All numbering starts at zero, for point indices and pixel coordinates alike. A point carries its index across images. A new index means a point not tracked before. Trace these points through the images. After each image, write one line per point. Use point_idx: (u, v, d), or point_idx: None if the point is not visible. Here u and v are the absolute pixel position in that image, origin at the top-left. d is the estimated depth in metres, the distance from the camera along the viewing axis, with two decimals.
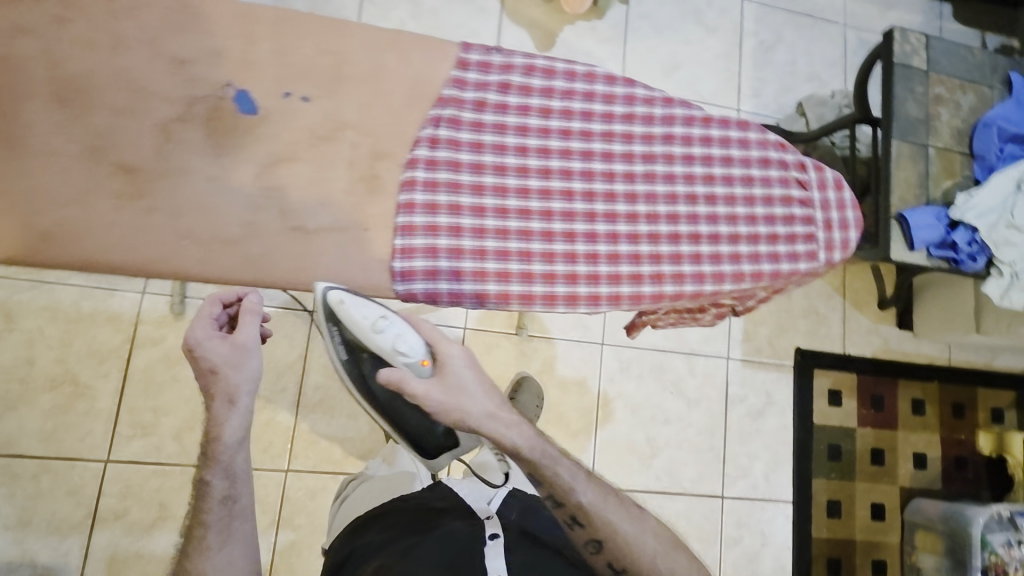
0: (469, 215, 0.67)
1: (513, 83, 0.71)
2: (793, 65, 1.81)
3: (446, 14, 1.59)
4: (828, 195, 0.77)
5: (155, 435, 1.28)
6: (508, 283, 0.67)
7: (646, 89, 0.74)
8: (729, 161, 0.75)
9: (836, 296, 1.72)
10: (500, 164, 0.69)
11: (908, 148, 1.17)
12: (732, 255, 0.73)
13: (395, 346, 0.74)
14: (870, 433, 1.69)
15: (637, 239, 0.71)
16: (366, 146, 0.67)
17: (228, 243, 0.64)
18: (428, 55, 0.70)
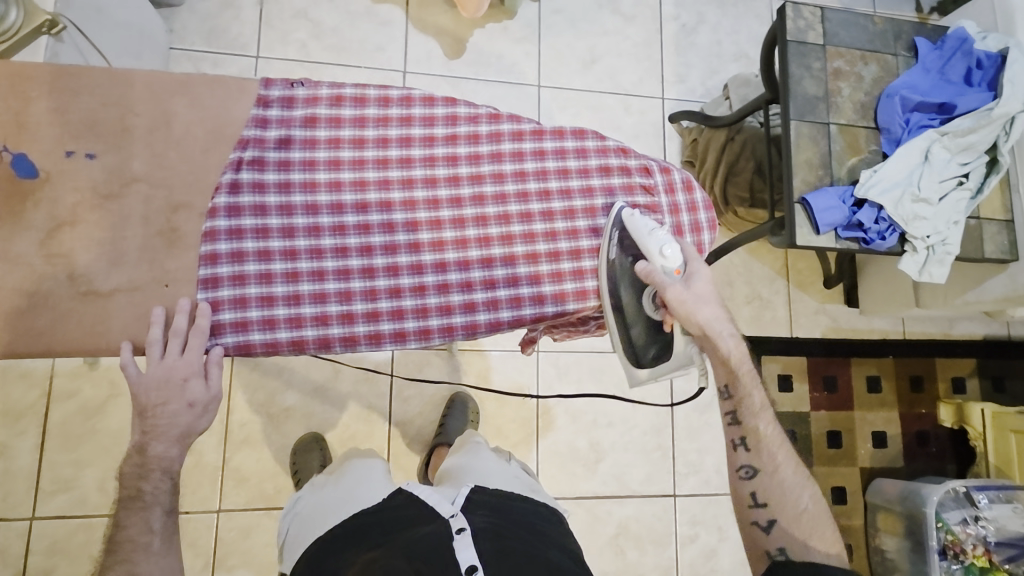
0: (281, 259, 0.67)
1: (320, 117, 0.69)
2: (717, 45, 1.76)
3: (349, 31, 1.56)
4: (676, 198, 0.77)
5: (78, 489, 1.27)
6: (326, 328, 0.67)
7: (469, 107, 0.74)
8: (566, 174, 0.74)
9: (779, 279, 1.68)
10: (310, 204, 0.68)
11: (808, 128, 1.15)
12: (574, 272, 0.73)
13: (659, 251, 0.72)
14: (825, 416, 1.65)
15: (468, 266, 0.71)
16: (159, 199, 0.66)
17: (16, 314, 0.63)
18: (226, 95, 0.68)
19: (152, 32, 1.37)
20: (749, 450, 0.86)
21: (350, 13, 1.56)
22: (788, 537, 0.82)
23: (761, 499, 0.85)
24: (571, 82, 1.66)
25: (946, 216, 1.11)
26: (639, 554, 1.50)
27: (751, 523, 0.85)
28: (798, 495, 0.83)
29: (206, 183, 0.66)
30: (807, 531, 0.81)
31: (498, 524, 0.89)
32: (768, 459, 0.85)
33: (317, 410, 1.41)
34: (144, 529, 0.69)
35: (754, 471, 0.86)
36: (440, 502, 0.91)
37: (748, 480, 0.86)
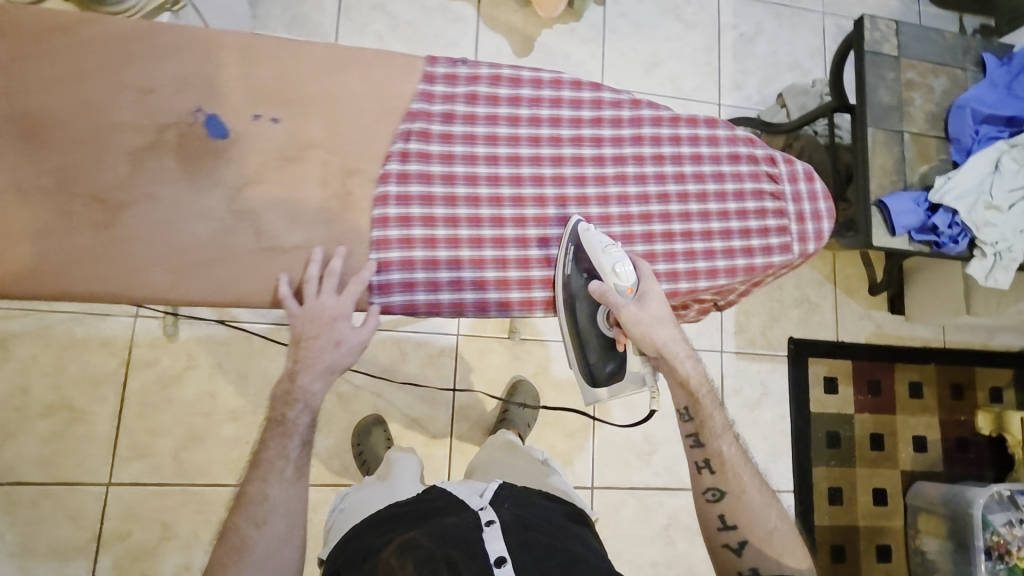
0: (443, 225, 0.71)
1: (480, 95, 0.73)
2: (774, 55, 1.81)
3: (423, 25, 1.60)
4: (799, 187, 0.78)
5: (153, 457, 1.28)
6: (484, 292, 0.71)
7: (613, 92, 0.76)
8: (699, 159, 0.77)
9: (827, 284, 1.73)
10: (471, 175, 0.72)
11: (883, 134, 1.19)
12: (705, 252, 0.76)
13: (612, 270, 0.71)
14: (869, 418, 1.69)
15: (612, 241, 0.75)
16: (337, 163, 0.69)
17: (204, 266, 0.67)
18: (394, 70, 0.72)
19: (241, 17, 1.40)
20: (714, 473, 0.90)
21: (426, 9, 1.61)
22: (760, 557, 0.86)
23: (731, 521, 0.89)
24: (634, 84, 1.71)
25: (1013, 223, 1.14)
26: (689, 545, 1.53)
27: (723, 546, 0.89)
28: (764, 513, 0.88)
29: (377, 151, 0.70)
30: (778, 550, 0.86)
31: (523, 516, 0.95)
32: (734, 482, 0.89)
33: (384, 391, 1.44)
34: (282, 458, 0.75)
35: (722, 493, 0.89)
36: (470, 495, 0.99)
37: (714, 503, 0.90)
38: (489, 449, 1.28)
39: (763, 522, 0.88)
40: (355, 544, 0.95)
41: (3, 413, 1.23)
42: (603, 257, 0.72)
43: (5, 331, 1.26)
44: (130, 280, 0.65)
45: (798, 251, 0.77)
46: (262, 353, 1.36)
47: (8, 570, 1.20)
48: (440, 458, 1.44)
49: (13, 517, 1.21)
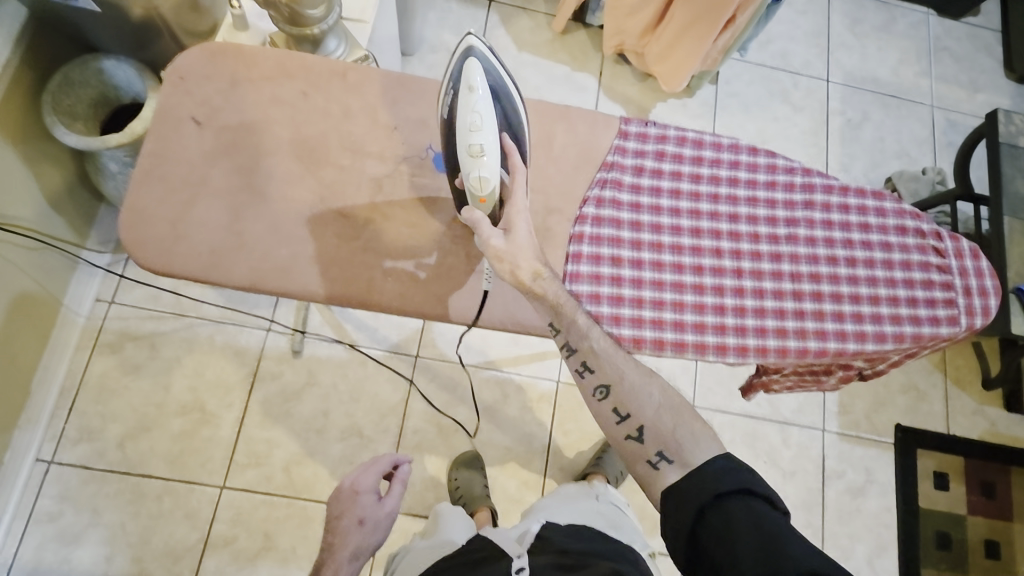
0: (629, 266, 0.80)
1: (667, 153, 0.84)
2: (880, 141, 1.85)
3: (547, 91, 1.76)
4: (966, 263, 0.81)
5: (267, 465, 1.35)
6: (662, 331, 0.77)
7: (786, 160, 0.85)
8: (867, 228, 0.82)
9: (937, 372, 1.67)
10: (656, 223, 0.81)
11: (1021, 224, 1.19)
12: (873, 315, 0.79)
13: (470, 126, 0.72)
14: (982, 522, 1.58)
15: (782, 296, 0.80)
16: (540, 203, 0.81)
17: (426, 280, 0.79)
18: (594, 127, 0.85)
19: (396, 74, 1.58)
20: (595, 374, 0.74)
21: (551, 77, 1.77)
22: (661, 441, 0.70)
23: (625, 414, 0.72)
24: None
25: None
26: None
27: (624, 440, 0.72)
28: (648, 395, 0.73)
29: (577, 195, 0.82)
30: (677, 426, 0.71)
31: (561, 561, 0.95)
32: (613, 374, 0.74)
33: (484, 429, 1.47)
34: None
35: (608, 390, 0.73)
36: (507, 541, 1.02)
37: (602, 402, 0.74)
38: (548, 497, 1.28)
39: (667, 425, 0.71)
40: None
41: (144, 407, 1.34)
42: (468, 102, 0.73)
43: (159, 331, 1.39)
44: (370, 286, 0.78)
45: (966, 325, 0.78)
46: (378, 378, 1.44)
47: (123, 560, 1.26)
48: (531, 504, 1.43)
49: (137, 508, 1.29)
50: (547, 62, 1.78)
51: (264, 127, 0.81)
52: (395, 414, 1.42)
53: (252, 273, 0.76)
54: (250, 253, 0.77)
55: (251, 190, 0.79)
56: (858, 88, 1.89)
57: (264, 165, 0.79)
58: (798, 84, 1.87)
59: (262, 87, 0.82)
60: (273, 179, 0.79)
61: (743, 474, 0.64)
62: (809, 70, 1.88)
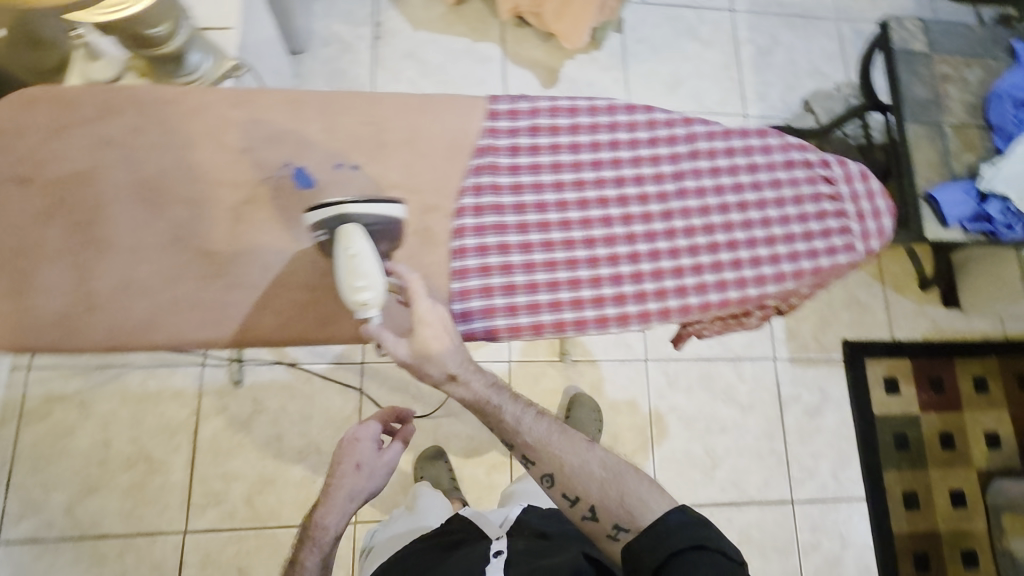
0: (517, 252, 0.75)
1: (542, 127, 0.79)
2: (793, 64, 1.84)
3: (451, 69, 1.70)
4: (855, 187, 0.80)
5: (228, 502, 1.32)
6: (560, 313, 0.74)
7: (664, 113, 0.81)
8: (754, 168, 0.80)
9: (876, 283, 1.71)
10: (539, 202, 0.77)
11: (924, 129, 1.20)
12: (770, 257, 0.76)
13: (357, 287, 0.66)
14: (935, 417, 1.64)
15: (678, 253, 0.76)
16: (415, 203, 0.75)
17: (301, 307, 0.76)
18: (459, 111, 0.78)
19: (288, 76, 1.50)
20: (537, 464, 0.80)
21: (452, 53, 1.71)
22: (611, 514, 0.77)
23: (574, 496, 0.79)
24: (660, 104, 1.75)
25: None
26: (763, 562, 1.49)
27: (581, 518, 0.79)
28: (591, 472, 0.79)
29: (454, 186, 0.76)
30: (623, 495, 0.78)
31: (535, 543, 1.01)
32: (552, 460, 0.79)
33: (443, 422, 1.45)
34: None
35: (552, 476, 0.79)
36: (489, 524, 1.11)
37: (552, 486, 0.80)
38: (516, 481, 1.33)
39: (609, 494, 0.78)
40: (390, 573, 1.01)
41: (87, 468, 1.29)
42: (353, 263, 0.66)
43: (87, 388, 1.33)
44: (244, 324, 0.75)
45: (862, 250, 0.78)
46: (325, 393, 1.41)
47: None
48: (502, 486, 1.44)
49: (101, 570, 1.26)
50: (446, 38, 1.71)
51: (106, 172, 0.76)
52: (349, 426, 1.40)
53: (111, 331, 0.73)
54: (106, 311, 0.73)
55: (95, 244, 0.74)
56: (763, 13, 1.87)
57: (108, 214, 0.75)
58: (704, 19, 1.84)
59: (100, 126, 0.76)
60: (119, 229, 0.75)
61: (692, 532, 0.73)
62: (713, 3, 1.85)
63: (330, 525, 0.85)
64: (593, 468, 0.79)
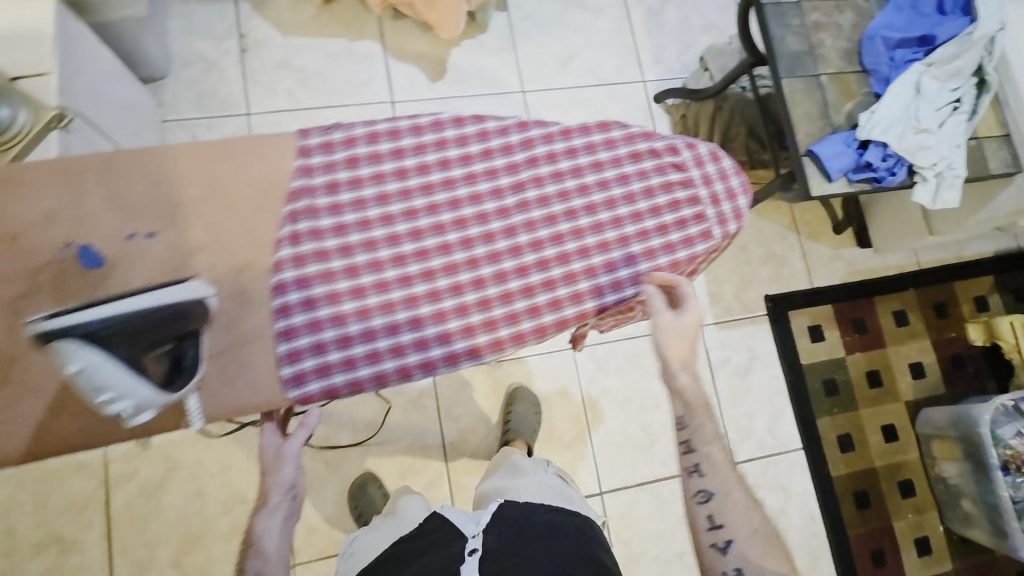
0: (349, 299, 0.66)
1: (361, 155, 0.69)
2: (685, 21, 1.79)
3: (331, 73, 1.57)
4: (708, 169, 0.76)
5: (155, 568, 1.27)
6: (403, 358, 0.67)
7: (497, 119, 0.73)
8: (599, 166, 0.74)
9: (791, 234, 1.71)
10: (367, 240, 0.67)
11: (801, 82, 1.17)
12: (625, 259, 0.72)
13: (99, 402, 0.55)
14: (860, 357, 1.68)
15: (527, 271, 0.70)
16: (224, 264, 0.64)
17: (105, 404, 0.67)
18: (264, 153, 0.68)
19: (146, 109, 1.38)
20: (703, 477, 0.85)
21: (330, 55, 1.58)
22: (743, 551, 0.83)
23: (718, 521, 0.84)
24: (555, 82, 1.69)
25: (948, 141, 1.13)
26: None
27: (709, 544, 0.84)
28: (740, 512, 0.84)
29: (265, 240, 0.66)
30: (760, 549, 0.82)
31: (517, 530, 0.96)
32: (722, 482, 0.85)
33: (372, 446, 1.41)
34: None
35: (709, 494, 0.85)
36: (466, 523, 1.00)
37: (703, 504, 0.85)
38: (495, 474, 1.26)
39: (739, 511, 0.84)
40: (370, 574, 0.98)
41: None
42: (77, 383, 0.53)
43: None
44: (43, 431, 0.66)
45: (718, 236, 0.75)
46: (241, 439, 1.34)
47: None
48: (443, 499, 1.42)
49: None
50: (321, 40, 1.58)
51: None
52: None
53: None
54: None
55: None
56: None
57: None
58: None
59: None
60: None
61: None
62: None
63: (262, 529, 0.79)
64: (736, 482, 0.85)
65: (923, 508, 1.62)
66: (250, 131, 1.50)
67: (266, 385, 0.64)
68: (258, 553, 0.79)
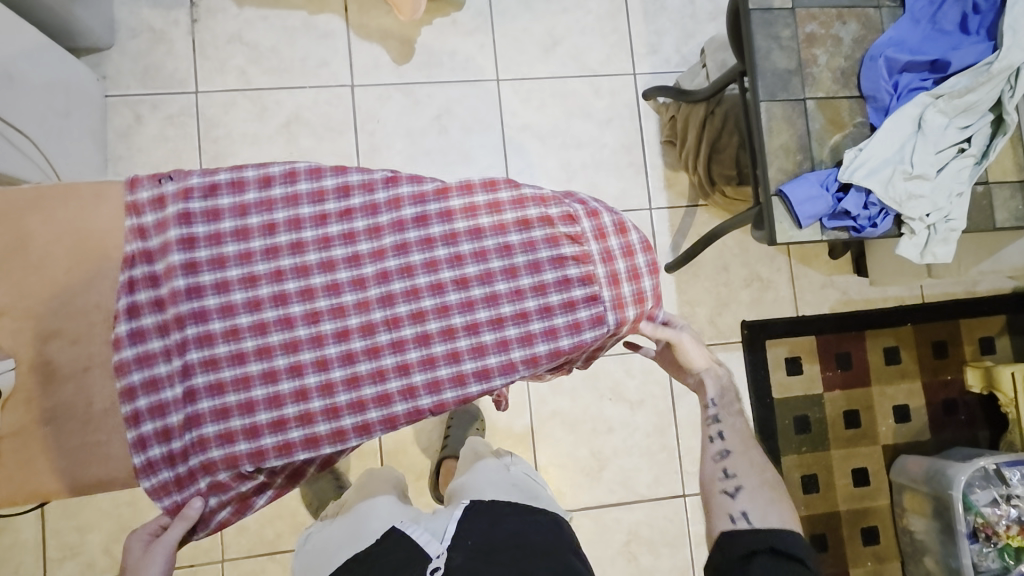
0: (177, 377, 0.68)
1: (196, 212, 0.69)
2: (690, 5, 1.60)
3: (288, 50, 1.45)
4: (608, 243, 0.73)
5: (85, 553, 1.30)
6: (231, 446, 0.67)
7: (361, 174, 0.73)
8: (478, 233, 0.72)
9: (780, 256, 1.57)
10: (198, 311, 0.68)
11: (781, 107, 1.01)
12: (495, 343, 0.70)
13: None
14: (840, 395, 1.56)
15: (378, 352, 0.70)
16: (29, 330, 0.67)
17: None
18: (82, 206, 0.69)
19: (79, 83, 1.29)
20: (722, 440, 0.90)
21: (287, 30, 1.46)
22: (754, 496, 0.82)
23: (733, 474, 0.86)
24: (534, 71, 1.54)
25: (946, 188, 0.98)
26: (652, 558, 1.47)
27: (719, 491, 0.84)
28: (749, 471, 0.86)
29: (82, 309, 0.68)
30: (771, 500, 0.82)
31: (485, 542, 0.83)
32: (741, 444, 0.89)
33: None
34: None
35: (727, 451, 0.88)
36: (429, 541, 0.84)
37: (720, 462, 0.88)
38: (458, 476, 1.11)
39: (752, 464, 0.87)
40: None
41: None
42: None
43: None
44: None
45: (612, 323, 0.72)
46: None
47: None
48: None
49: None
50: (278, 13, 1.46)
51: None
52: None
53: None
54: None
55: None
56: None
57: None
58: None
59: None
60: None
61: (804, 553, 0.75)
62: None
63: None
64: (754, 443, 0.89)
65: (885, 557, 1.53)
66: (198, 112, 1.41)
67: (71, 467, 0.68)
68: None
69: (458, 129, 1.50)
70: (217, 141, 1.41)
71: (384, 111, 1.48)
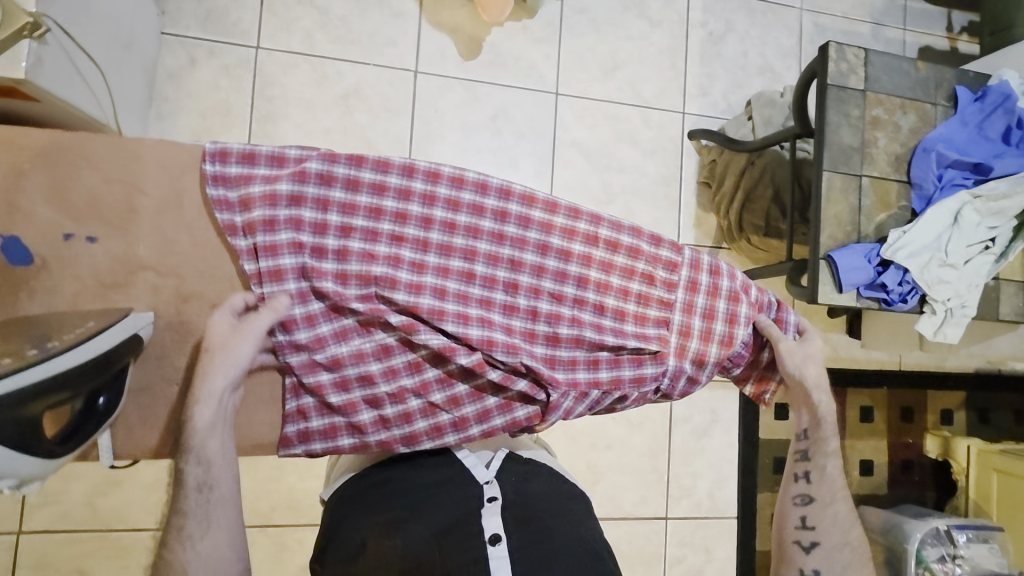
0: (311, 207, 0.75)
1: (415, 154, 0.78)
2: (743, 57, 1.68)
3: (357, 22, 1.43)
4: (717, 281, 0.87)
5: (65, 502, 1.24)
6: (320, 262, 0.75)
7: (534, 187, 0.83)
8: (618, 229, 0.84)
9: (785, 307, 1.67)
10: (375, 183, 0.76)
11: (840, 179, 1.10)
12: (594, 325, 0.83)
13: None
14: None
15: (487, 262, 0.80)
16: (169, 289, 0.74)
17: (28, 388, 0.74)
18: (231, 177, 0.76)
19: (143, 17, 1.24)
20: (807, 482, 0.89)
21: (361, 2, 1.43)
22: (830, 557, 0.84)
23: (811, 523, 0.86)
24: (590, 89, 1.58)
25: (968, 279, 1.09)
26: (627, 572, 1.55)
27: (793, 541, 0.87)
28: (829, 517, 0.86)
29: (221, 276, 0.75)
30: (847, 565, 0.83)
31: (531, 486, 0.81)
32: (825, 493, 0.87)
33: None
34: (201, 525, 0.70)
35: (809, 498, 0.87)
36: (476, 465, 0.84)
37: (800, 505, 0.88)
38: None
39: (837, 521, 0.85)
40: (359, 501, 0.82)
41: None
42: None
43: None
44: None
45: (695, 349, 0.86)
46: None
47: None
48: None
49: None
50: None
51: None
52: None
53: None
54: None
55: None
56: None
57: None
58: None
59: None
60: None
61: None
62: None
63: (212, 446, 0.71)
64: (841, 495, 0.87)
65: None
66: (255, 67, 1.37)
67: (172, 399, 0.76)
68: (203, 454, 0.71)
69: (511, 133, 1.52)
70: (271, 100, 1.38)
71: (443, 101, 1.48)
